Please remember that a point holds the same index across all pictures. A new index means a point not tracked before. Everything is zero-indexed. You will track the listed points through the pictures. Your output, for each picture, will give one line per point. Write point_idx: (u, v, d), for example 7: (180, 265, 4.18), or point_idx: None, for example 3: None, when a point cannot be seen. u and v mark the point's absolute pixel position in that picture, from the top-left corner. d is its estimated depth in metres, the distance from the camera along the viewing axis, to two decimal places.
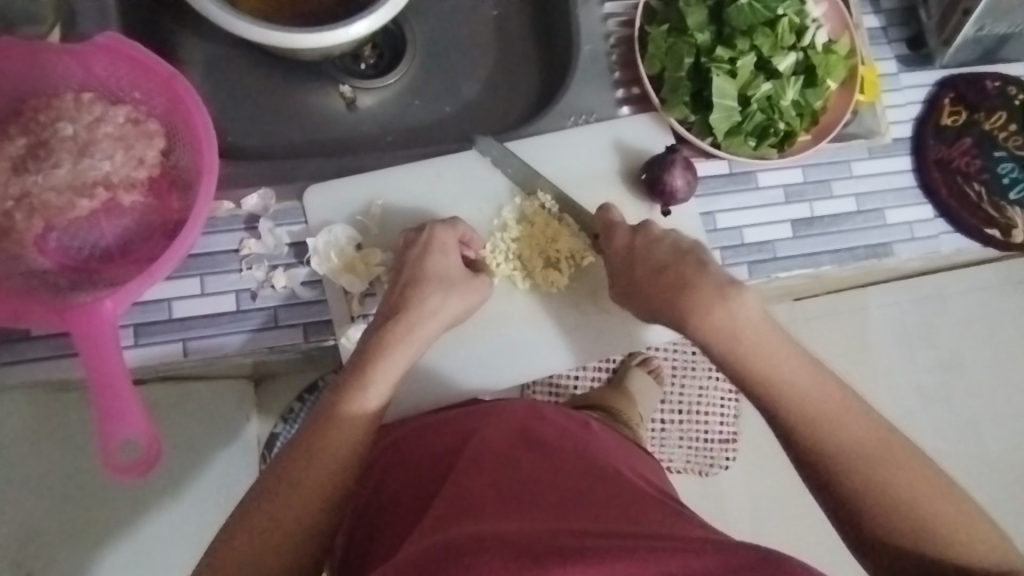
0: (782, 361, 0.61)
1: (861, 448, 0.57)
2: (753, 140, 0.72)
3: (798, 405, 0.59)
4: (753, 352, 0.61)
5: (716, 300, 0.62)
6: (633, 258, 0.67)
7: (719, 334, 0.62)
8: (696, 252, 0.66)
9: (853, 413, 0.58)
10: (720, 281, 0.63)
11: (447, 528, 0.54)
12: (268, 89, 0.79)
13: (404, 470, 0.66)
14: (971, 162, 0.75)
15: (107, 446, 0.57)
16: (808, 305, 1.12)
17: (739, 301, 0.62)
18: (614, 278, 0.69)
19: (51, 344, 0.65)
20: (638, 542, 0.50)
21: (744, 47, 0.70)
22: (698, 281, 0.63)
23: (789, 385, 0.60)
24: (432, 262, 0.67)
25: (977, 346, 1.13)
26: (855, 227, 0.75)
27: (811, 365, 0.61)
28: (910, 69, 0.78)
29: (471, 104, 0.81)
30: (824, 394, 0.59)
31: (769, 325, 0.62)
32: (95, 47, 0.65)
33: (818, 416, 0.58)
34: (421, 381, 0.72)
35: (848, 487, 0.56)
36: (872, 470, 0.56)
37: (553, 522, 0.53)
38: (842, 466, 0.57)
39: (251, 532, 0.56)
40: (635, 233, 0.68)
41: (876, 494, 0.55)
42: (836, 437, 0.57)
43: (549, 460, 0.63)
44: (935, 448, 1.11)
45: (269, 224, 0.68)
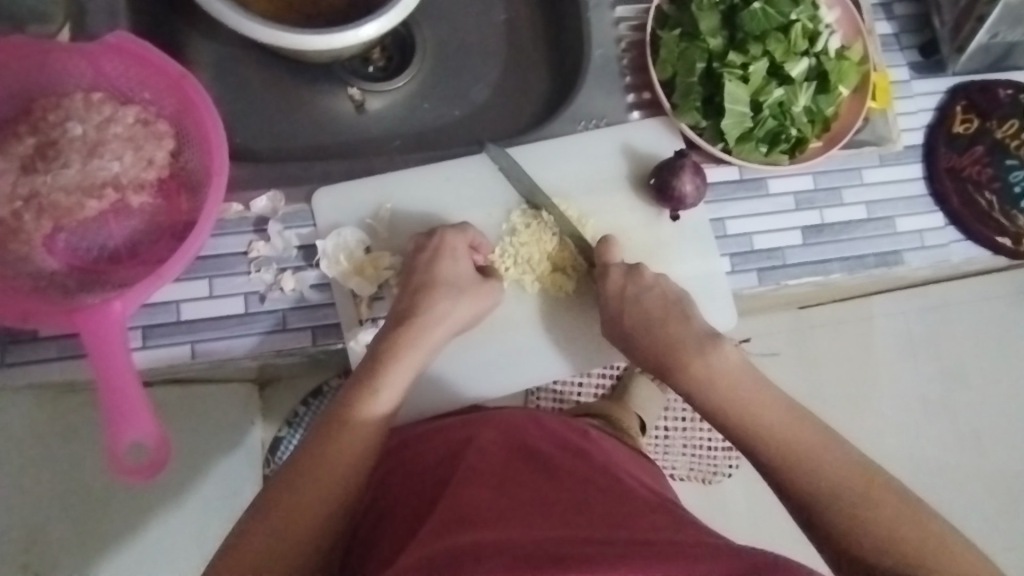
0: (766, 406, 0.64)
1: (842, 488, 0.59)
2: (764, 146, 0.72)
3: (778, 448, 0.62)
4: (733, 398, 0.64)
5: (695, 354, 0.66)
6: (629, 306, 0.67)
7: (699, 384, 0.65)
8: (682, 304, 0.68)
9: (837, 455, 0.61)
10: (700, 335, 0.66)
11: (447, 535, 0.54)
12: (277, 91, 0.79)
13: (405, 479, 0.67)
14: (982, 170, 0.75)
15: (116, 447, 0.57)
16: (813, 313, 1.12)
17: (717, 353, 0.66)
18: (608, 325, 0.68)
19: (59, 345, 0.64)
20: (646, 548, 0.50)
21: (756, 52, 0.70)
22: (681, 336, 0.66)
23: (773, 434, 0.62)
24: (443, 266, 0.67)
25: (984, 356, 1.12)
26: (866, 234, 0.75)
27: (792, 412, 0.63)
28: (922, 76, 0.78)
29: (480, 108, 0.81)
30: (802, 439, 0.62)
31: (748, 373, 0.65)
32: (105, 47, 0.64)
33: (798, 458, 0.61)
34: (426, 390, 0.72)
35: (835, 525, 0.58)
36: (861, 509, 0.57)
37: (556, 530, 0.53)
38: (826, 503, 0.59)
39: (255, 542, 0.56)
40: (628, 279, 0.68)
41: (864, 531, 0.57)
42: (822, 486, 0.59)
43: (551, 469, 0.63)
44: (937, 458, 1.11)
45: (278, 226, 0.68)
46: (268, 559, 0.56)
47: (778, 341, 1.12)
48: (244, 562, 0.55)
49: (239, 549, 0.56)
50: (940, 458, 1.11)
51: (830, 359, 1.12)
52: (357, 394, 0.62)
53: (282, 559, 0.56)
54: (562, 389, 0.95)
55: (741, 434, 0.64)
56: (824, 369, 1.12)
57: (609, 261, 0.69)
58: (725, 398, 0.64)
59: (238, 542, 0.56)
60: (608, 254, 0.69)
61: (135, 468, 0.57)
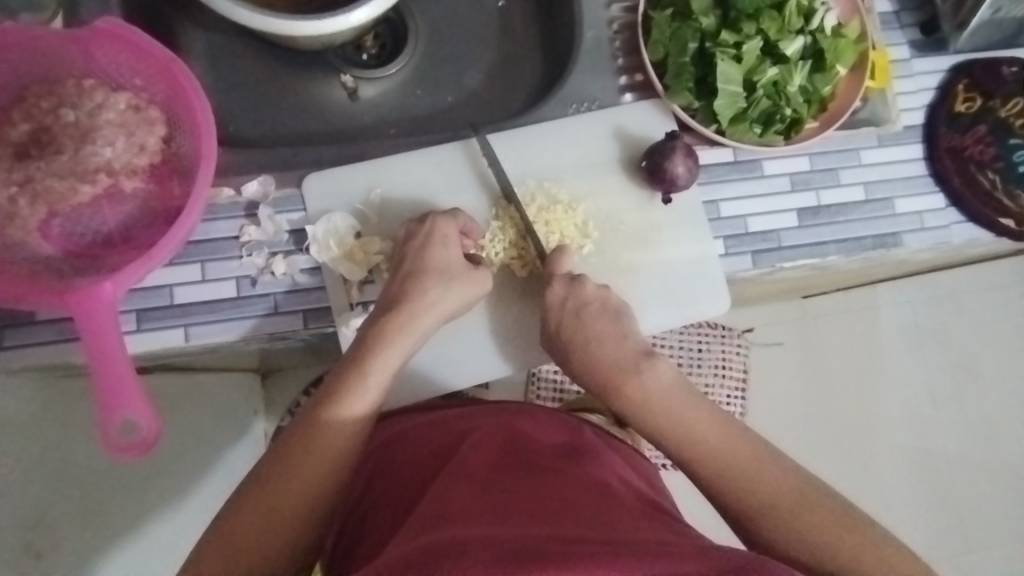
0: (697, 425, 0.64)
1: (777, 501, 0.60)
2: (759, 127, 0.71)
3: (715, 461, 0.63)
4: (665, 414, 0.65)
5: (628, 374, 0.66)
6: (568, 320, 0.66)
7: (636, 404, 0.66)
8: (623, 315, 0.68)
9: (772, 464, 0.62)
10: (634, 354, 0.67)
11: (429, 532, 0.53)
12: (271, 77, 0.79)
13: (393, 475, 0.66)
14: (985, 150, 0.73)
15: (108, 425, 0.57)
16: (819, 302, 1.11)
17: (651, 373, 0.66)
18: (546, 331, 0.68)
19: (54, 328, 0.66)
20: (622, 548, 0.49)
21: (750, 31, 0.68)
22: (615, 354, 0.67)
23: (711, 448, 0.63)
24: (434, 253, 0.66)
25: (993, 346, 1.11)
26: (863, 216, 0.73)
27: (725, 424, 0.64)
28: (923, 54, 0.76)
29: (473, 94, 0.81)
30: (737, 450, 0.63)
31: (681, 390, 0.66)
32: (95, 33, 0.65)
33: (735, 472, 0.62)
34: (409, 380, 0.71)
35: (772, 538, 0.59)
36: (789, 521, 0.59)
37: (539, 525, 0.52)
38: (764, 517, 0.60)
39: (234, 537, 0.57)
40: (568, 292, 0.67)
41: (801, 544, 0.58)
42: (761, 496, 0.61)
43: (537, 465, 0.62)
44: (945, 451, 1.09)
45: (269, 211, 0.68)
46: (246, 554, 0.56)
47: (783, 330, 1.10)
48: (222, 557, 0.56)
49: (216, 541, 0.57)
50: (950, 448, 1.09)
51: (838, 349, 1.10)
52: (339, 394, 0.62)
53: (259, 555, 0.56)
54: (562, 380, 0.98)
55: (677, 454, 0.64)
56: (830, 361, 1.10)
57: (558, 268, 0.68)
58: (662, 419, 0.65)
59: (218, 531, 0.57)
60: (558, 263, 0.68)
61: (127, 445, 0.57)
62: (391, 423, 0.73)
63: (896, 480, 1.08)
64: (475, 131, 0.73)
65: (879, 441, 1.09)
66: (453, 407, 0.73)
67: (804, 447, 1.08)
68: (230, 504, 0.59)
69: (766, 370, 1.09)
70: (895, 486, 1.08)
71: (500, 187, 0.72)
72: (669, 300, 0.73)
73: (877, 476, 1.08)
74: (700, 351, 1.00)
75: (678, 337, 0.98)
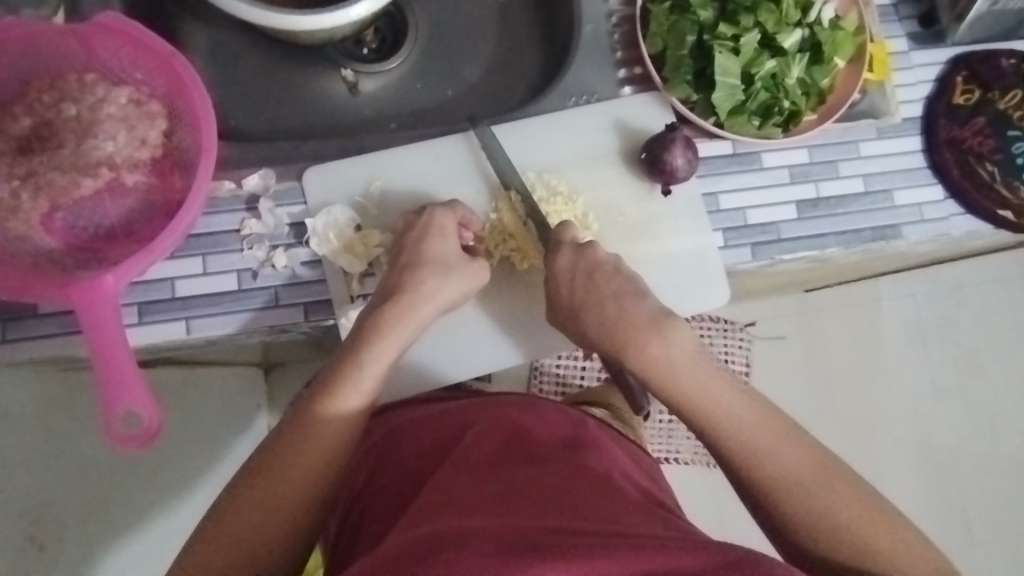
0: (718, 391, 0.62)
1: (798, 476, 0.59)
2: (757, 119, 0.71)
3: (735, 431, 0.61)
4: (686, 379, 0.62)
5: (650, 335, 0.63)
6: (581, 284, 0.65)
7: (657, 368, 0.63)
8: (634, 280, 0.66)
9: (792, 436, 0.61)
10: (653, 315, 0.64)
11: (434, 522, 0.52)
12: (272, 72, 0.80)
13: (392, 467, 0.66)
14: (984, 142, 0.74)
15: (110, 417, 0.58)
16: (821, 297, 1.10)
17: (672, 336, 0.63)
18: (551, 303, 0.67)
19: (57, 321, 0.66)
20: (619, 541, 0.49)
21: (748, 23, 0.69)
22: (635, 314, 0.64)
23: (733, 416, 0.61)
24: (432, 246, 0.67)
25: (995, 340, 1.11)
26: (863, 208, 0.74)
27: (745, 392, 0.63)
28: (921, 47, 0.76)
29: (474, 88, 0.81)
30: (759, 420, 0.61)
31: (702, 355, 0.64)
32: (96, 27, 0.66)
33: (756, 443, 0.60)
34: (409, 371, 0.71)
35: (790, 515, 0.59)
36: (808, 493, 0.59)
37: (538, 517, 0.52)
38: (783, 492, 0.59)
39: (232, 526, 0.57)
40: (578, 256, 0.66)
41: (818, 523, 0.58)
42: (781, 471, 0.59)
43: (537, 456, 0.62)
44: (948, 445, 1.09)
45: (269, 204, 0.69)
46: (246, 545, 0.56)
47: (784, 325, 1.10)
48: (220, 546, 0.56)
49: (217, 529, 0.56)
50: (952, 442, 1.09)
51: (839, 343, 1.10)
52: (337, 385, 0.62)
53: (257, 544, 0.56)
54: (563, 373, 0.99)
55: (697, 419, 0.62)
56: (832, 355, 1.10)
57: (564, 236, 0.67)
58: (682, 385, 0.62)
59: (215, 520, 0.57)
60: (563, 232, 0.67)
61: (129, 436, 0.58)
62: (391, 417, 0.73)
63: (900, 474, 1.08)
64: (475, 123, 0.73)
65: (882, 436, 1.09)
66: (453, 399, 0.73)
67: None
68: (228, 493, 0.58)
69: (767, 365, 1.10)
70: (899, 480, 1.08)
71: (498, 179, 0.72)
72: (670, 292, 0.73)
73: (880, 471, 1.08)
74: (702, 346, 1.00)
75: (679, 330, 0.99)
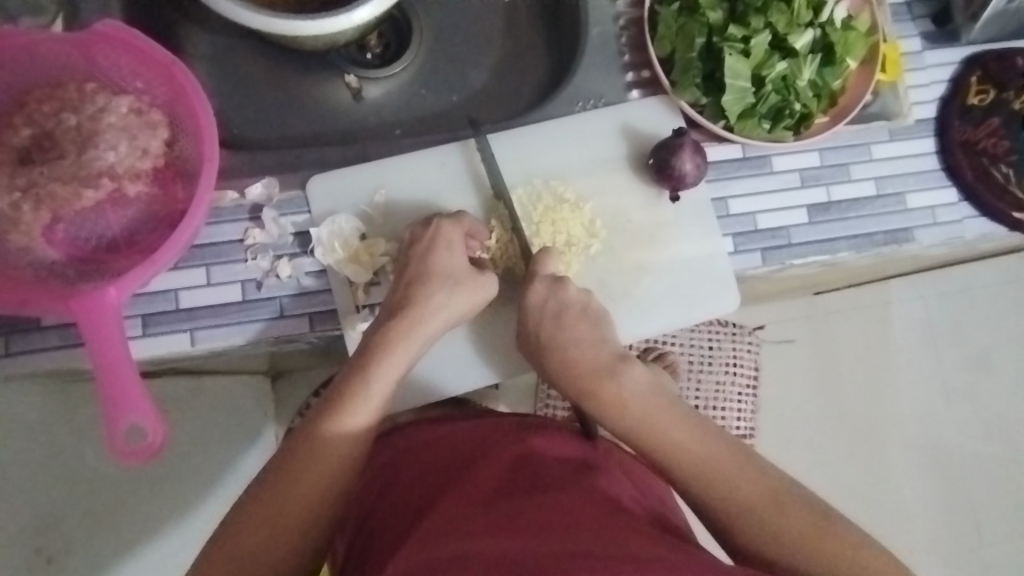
0: (674, 427, 0.63)
1: (754, 507, 0.59)
2: (767, 122, 0.70)
3: (690, 468, 0.61)
4: (639, 419, 0.64)
5: (604, 379, 0.65)
6: (548, 323, 0.66)
7: (611, 410, 0.65)
8: (601, 320, 0.67)
9: (749, 468, 0.61)
10: (609, 359, 0.66)
11: (432, 548, 0.53)
12: (274, 77, 0.79)
13: (403, 486, 0.66)
14: (998, 143, 0.72)
15: (113, 430, 0.57)
16: (829, 299, 1.09)
17: (627, 377, 0.65)
18: (523, 336, 0.68)
19: (61, 334, 0.65)
20: (627, 562, 0.48)
21: (758, 25, 0.67)
22: (591, 358, 0.66)
23: (687, 452, 0.62)
24: (437, 258, 0.66)
25: (1007, 341, 1.09)
26: (875, 212, 0.72)
27: (700, 426, 0.63)
28: (935, 46, 0.75)
29: (479, 93, 0.80)
30: (715, 456, 0.61)
31: (658, 394, 0.65)
32: (94, 36, 0.64)
33: (710, 479, 0.61)
34: (415, 387, 0.70)
35: (751, 548, 0.58)
36: (763, 526, 0.58)
37: (542, 540, 0.51)
38: (743, 524, 0.59)
39: (239, 544, 0.56)
40: (550, 295, 0.66)
41: (778, 553, 0.57)
42: (739, 503, 0.59)
43: (547, 480, 0.61)
44: (959, 446, 1.08)
45: (273, 213, 0.68)
46: (250, 555, 0.56)
47: (793, 327, 1.09)
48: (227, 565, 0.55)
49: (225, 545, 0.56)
50: (963, 442, 1.08)
51: (848, 342, 1.09)
52: (343, 402, 0.61)
53: (262, 561, 0.56)
54: None
55: (650, 458, 0.63)
56: (841, 357, 1.09)
57: (540, 269, 0.67)
58: (639, 423, 0.64)
59: (223, 538, 0.56)
60: (541, 264, 0.67)
61: (133, 451, 0.57)
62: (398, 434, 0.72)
63: (909, 476, 1.07)
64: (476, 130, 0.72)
65: (891, 438, 1.08)
66: (458, 420, 0.73)
67: (814, 444, 1.07)
68: (238, 509, 0.58)
69: (775, 367, 1.09)
70: (907, 480, 1.07)
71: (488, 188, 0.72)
72: (677, 299, 0.72)
73: (888, 475, 1.07)
74: (710, 349, 0.99)
75: (688, 335, 0.98)
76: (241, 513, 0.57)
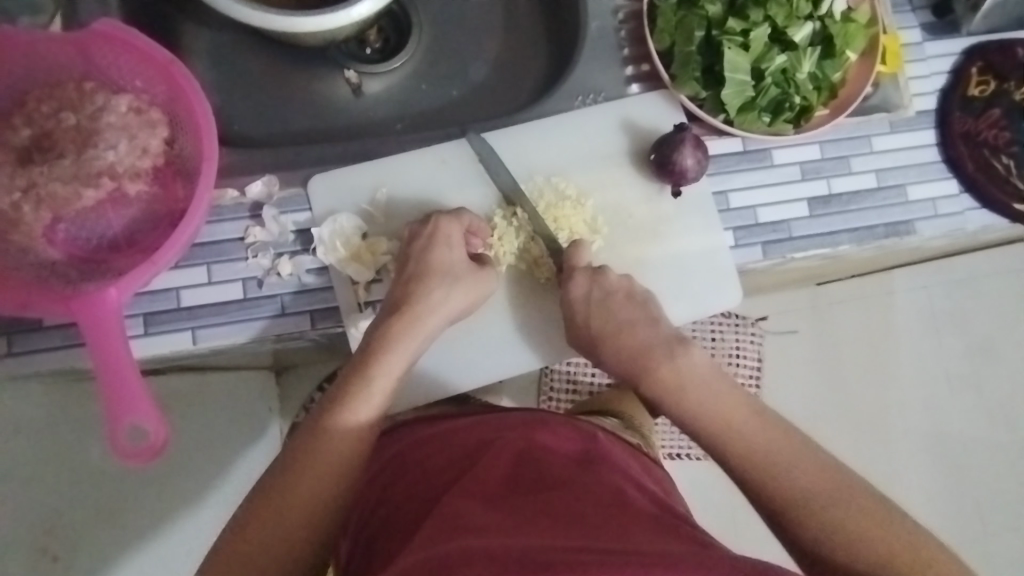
0: (734, 412, 0.63)
1: (810, 490, 0.58)
2: (768, 116, 0.69)
3: (748, 449, 0.61)
4: (698, 400, 0.64)
5: (662, 358, 0.66)
6: (596, 310, 0.66)
7: (668, 390, 0.65)
8: (649, 303, 0.68)
9: (808, 454, 0.60)
10: (667, 339, 0.66)
11: (443, 541, 0.52)
12: (274, 74, 0.79)
13: (407, 482, 0.66)
14: (999, 134, 0.72)
15: (116, 431, 0.57)
16: (832, 290, 1.09)
17: (685, 359, 0.65)
18: (570, 328, 0.68)
19: (62, 334, 0.65)
20: (634, 558, 0.48)
21: (757, 17, 0.67)
22: (648, 339, 0.66)
23: (742, 435, 0.62)
24: (436, 255, 0.66)
25: (1011, 330, 1.09)
26: (876, 204, 0.72)
27: (757, 411, 0.63)
28: (935, 37, 0.75)
29: (479, 87, 0.80)
30: (772, 440, 0.61)
31: (717, 377, 0.65)
32: (93, 35, 0.64)
33: (769, 461, 0.60)
34: (420, 380, 0.71)
35: (804, 529, 0.57)
36: (821, 508, 0.57)
37: (549, 537, 0.51)
38: (800, 506, 0.58)
39: (244, 548, 0.56)
40: (592, 283, 0.67)
41: (833, 534, 0.56)
42: (796, 487, 0.58)
43: (549, 476, 0.61)
44: (963, 436, 1.08)
45: (273, 211, 0.68)
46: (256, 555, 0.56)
47: (796, 318, 1.09)
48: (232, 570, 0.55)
49: (232, 546, 0.56)
50: (966, 434, 1.08)
51: (851, 333, 1.09)
52: (343, 399, 0.61)
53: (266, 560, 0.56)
54: (575, 372, 0.98)
55: (707, 439, 0.63)
56: (844, 348, 1.09)
57: (577, 262, 0.67)
58: (696, 403, 0.64)
59: (228, 542, 0.56)
60: (575, 256, 0.67)
61: (135, 451, 0.57)
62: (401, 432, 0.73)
63: (913, 466, 1.08)
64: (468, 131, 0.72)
65: (894, 428, 1.08)
66: (461, 417, 0.73)
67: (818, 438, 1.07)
68: (242, 510, 0.58)
69: (778, 359, 1.09)
70: (911, 472, 1.07)
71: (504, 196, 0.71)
72: (681, 293, 0.72)
73: (890, 465, 1.07)
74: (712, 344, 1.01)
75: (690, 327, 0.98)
76: (243, 517, 0.57)
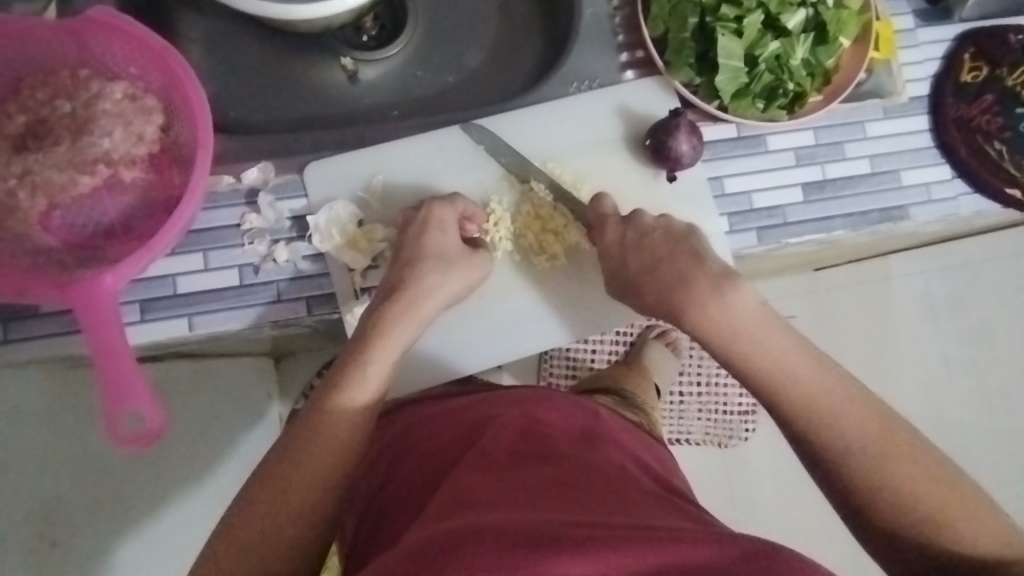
0: (788, 355, 0.61)
1: (864, 444, 0.57)
2: (762, 102, 0.70)
3: (805, 398, 0.59)
4: (749, 339, 0.62)
5: (711, 295, 0.63)
6: (631, 250, 0.67)
7: (717, 328, 0.62)
8: (688, 239, 0.67)
9: (864, 403, 0.59)
10: (717, 273, 0.63)
11: (453, 518, 0.52)
12: (268, 61, 0.79)
13: (408, 463, 0.66)
14: (991, 120, 0.72)
15: (113, 417, 0.57)
16: (830, 275, 1.10)
17: (735, 298, 0.62)
18: (609, 272, 0.68)
19: (59, 321, 0.66)
20: (634, 533, 0.48)
21: (750, 4, 0.67)
22: (693, 276, 0.64)
23: (797, 384, 0.60)
24: (430, 239, 0.66)
25: (1009, 315, 1.10)
26: (870, 189, 0.73)
27: (813, 357, 0.61)
28: (928, 23, 0.75)
29: (475, 74, 0.80)
30: (827, 389, 0.59)
31: (769, 317, 0.62)
32: (88, 22, 0.64)
33: (826, 411, 0.58)
34: (422, 360, 0.72)
35: (855, 486, 0.57)
36: (877, 464, 0.56)
37: (546, 514, 0.51)
38: (852, 462, 0.57)
39: (250, 530, 0.56)
40: (626, 227, 0.68)
41: (887, 495, 0.56)
42: (853, 443, 0.57)
43: (553, 450, 0.61)
44: (962, 421, 1.09)
45: (269, 198, 0.68)
46: (264, 544, 0.56)
47: (795, 304, 1.10)
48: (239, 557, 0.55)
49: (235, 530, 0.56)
50: (966, 417, 1.09)
51: (848, 320, 1.10)
52: (340, 383, 0.62)
53: (271, 547, 0.56)
54: (573, 357, 0.99)
55: (757, 385, 0.62)
56: (841, 334, 1.10)
57: (606, 209, 0.69)
58: (744, 348, 0.62)
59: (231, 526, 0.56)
60: (601, 207, 0.69)
61: (131, 437, 0.57)
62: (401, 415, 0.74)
63: None
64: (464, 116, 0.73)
65: None
66: (460, 398, 0.73)
67: None
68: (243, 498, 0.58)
69: None
70: None
71: (511, 172, 0.72)
72: None
73: None
74: None
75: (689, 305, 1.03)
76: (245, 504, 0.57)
